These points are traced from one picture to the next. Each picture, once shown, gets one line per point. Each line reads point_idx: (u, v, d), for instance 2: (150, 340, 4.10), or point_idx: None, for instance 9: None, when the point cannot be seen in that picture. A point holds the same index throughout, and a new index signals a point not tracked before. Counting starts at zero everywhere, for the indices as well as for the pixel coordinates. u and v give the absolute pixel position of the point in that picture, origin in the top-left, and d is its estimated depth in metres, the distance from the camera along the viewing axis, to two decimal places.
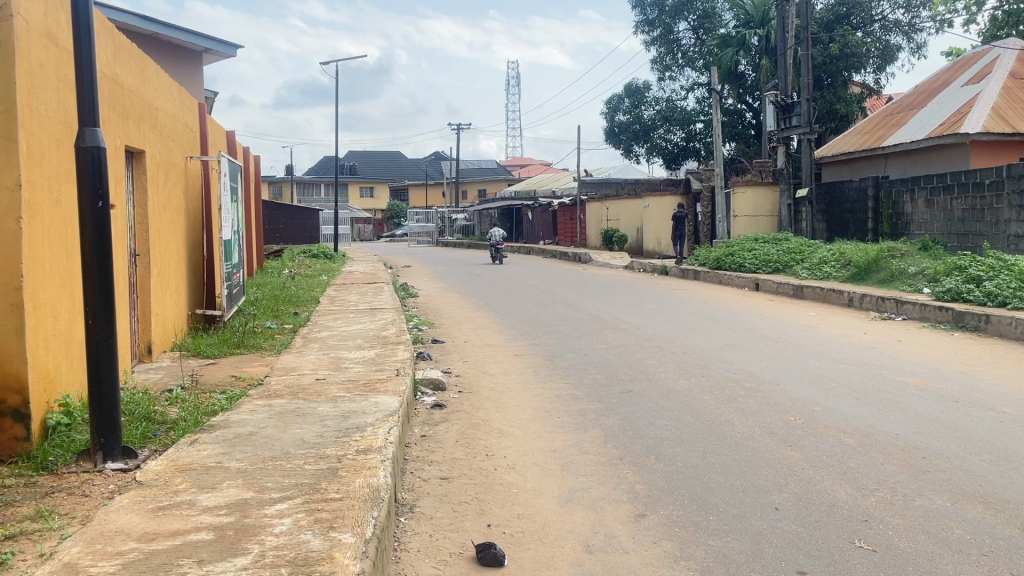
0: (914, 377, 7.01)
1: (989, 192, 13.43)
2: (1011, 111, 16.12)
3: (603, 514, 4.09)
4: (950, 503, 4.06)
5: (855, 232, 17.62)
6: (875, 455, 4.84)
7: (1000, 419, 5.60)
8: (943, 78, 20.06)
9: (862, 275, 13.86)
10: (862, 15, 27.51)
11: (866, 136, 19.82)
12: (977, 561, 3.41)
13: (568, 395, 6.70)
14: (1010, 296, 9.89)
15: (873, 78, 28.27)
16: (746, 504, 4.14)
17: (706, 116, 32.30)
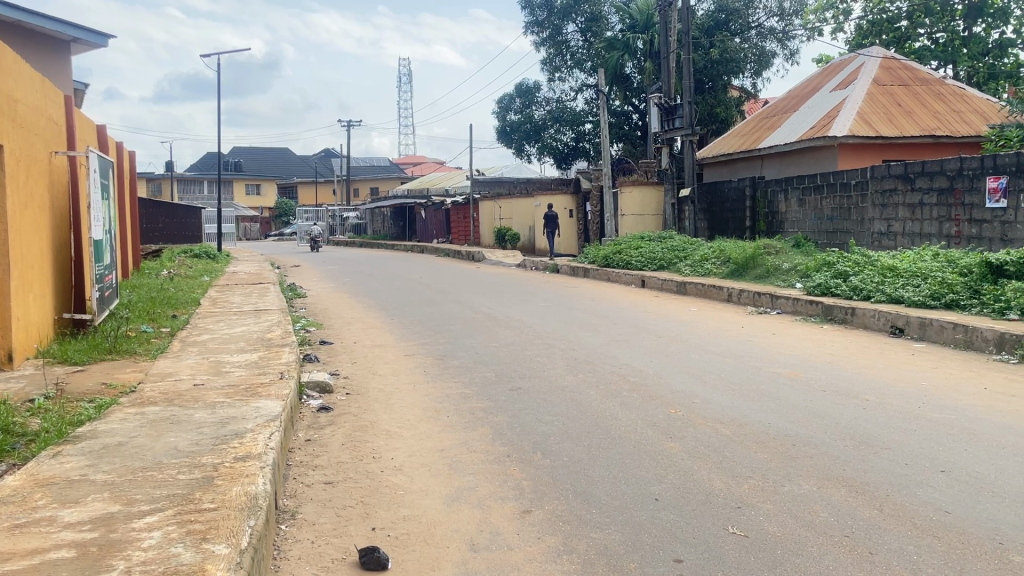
0: (785, 368, 7.36)
1: (854, 192, 14.25)
2: (875, 115, 17.13)
3: (489, 512, 4.12)
4: (817, 488, 4.28)
5: (734, 230, 18.37)
6: (748, 444, 5.06)
7: (863, 406, 5.94)
8: (814, 83, 21.15)
9: (740, 271, 14.46)
10: (740, 22, 28.67)
11: (744, 138, 20.70)
12: (839, 543, 3.60)
13: (457, 394, 6.70)
14: (873, 290, 10.53)
15: (751, 82, 29.54)
16: (627, 496, 4.25)
17: (595, 117, 32.93)
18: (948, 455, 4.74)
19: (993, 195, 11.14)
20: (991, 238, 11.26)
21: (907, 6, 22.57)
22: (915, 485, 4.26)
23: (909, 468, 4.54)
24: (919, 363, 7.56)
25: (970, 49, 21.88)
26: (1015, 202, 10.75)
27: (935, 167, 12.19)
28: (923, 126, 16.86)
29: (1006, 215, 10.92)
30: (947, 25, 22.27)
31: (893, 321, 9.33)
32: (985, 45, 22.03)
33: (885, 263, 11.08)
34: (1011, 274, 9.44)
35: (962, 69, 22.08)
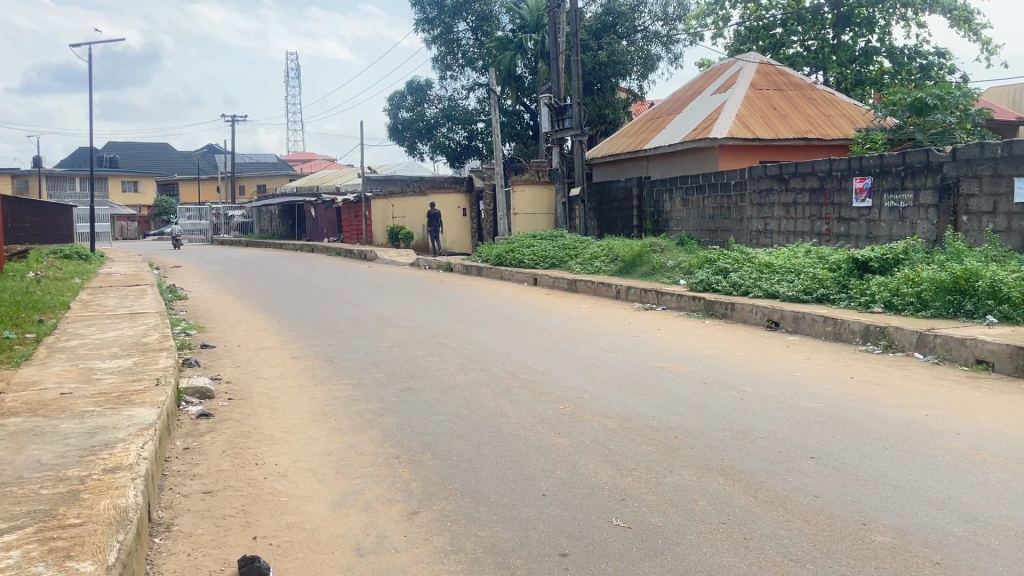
0: (670, 362, 7.59)
1: (734, 192, 14.86)
2: (752, 118, 17.92)
3: (376, 515, 4.06)
4: (696, 477, 4.44)
5: (623, 229, 18.82)
6: (633, 437, 5.19)
7: (741, 398, 6.19)
8: (696, 86, 21.92)
9: (628, 268, 14.83)
10: (626, 25, 29.28)
11: (631, 139, 21.23)
12: (716, 530, 3.73)
13: (345, 396, 6.58)
14: (751, 286, 11.02)
15: (638, 84, 30.31)
16: (515, 493, 4.28)
17: (487, 116, 33.04)
18: (817, 441, 5.00)
19: (859, 195, 11.83)
20: (857, 236, 11.96)
21: (781, 14, 23.66)
22: (787, 472, 4.47)
23: (782, 455, 4.76)
24: (793, 355, 7.94)
25: (839, 57, 23.13)
26: (878, 202, 11.44)
27: (807, 168, 12.85)
28: (797, 129, 17.73)
29: (871, 214, 11.62)
30: (818, 33, 23.48)
31: (770, 315, 9.77)
32: (852, 53, 23.33)
33: (762, 259, 11.57)
34: (875, 269, 10.03)
35: (831, 75, 23.32)
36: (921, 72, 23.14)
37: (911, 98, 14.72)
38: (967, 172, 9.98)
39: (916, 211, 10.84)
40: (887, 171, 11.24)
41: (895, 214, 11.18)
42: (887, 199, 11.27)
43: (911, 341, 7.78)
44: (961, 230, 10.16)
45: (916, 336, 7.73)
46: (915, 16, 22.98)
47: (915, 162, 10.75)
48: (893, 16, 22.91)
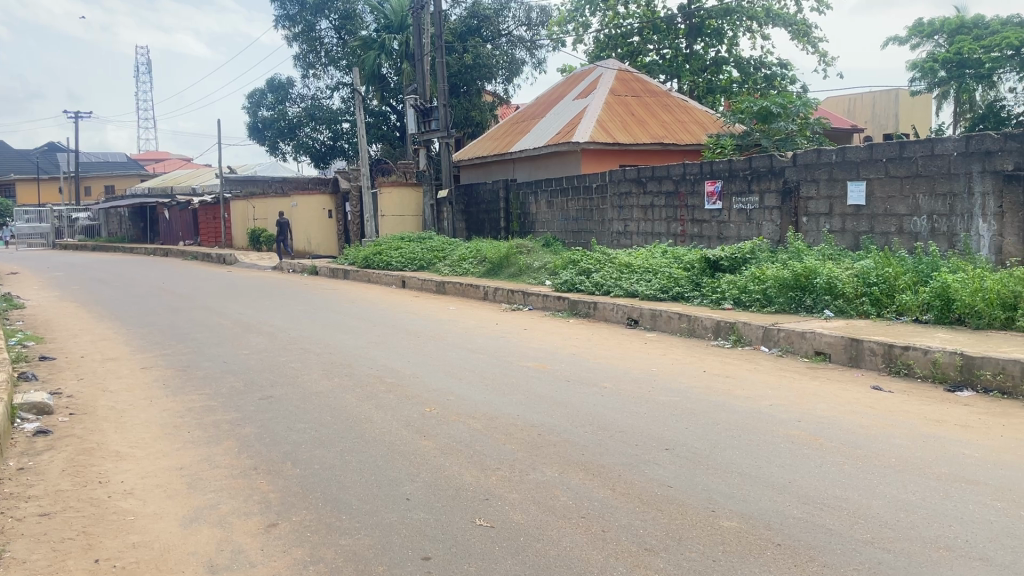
0: (535, 361, 7.73)
1: (595, 194, 15.30)
2: (612, 123, 18.49)
3: (231, 530, 3.90)
4: (558, 473, 4.53)
5: (490, 230, 18.99)
6: (497, 437, 5.24)
7: (602, 394, 6.39)
8: (559, 91, 22.40)
9: (495, 270, 14.97)
10: (490, 29, 29.52)
11: (496, 142, 21.44)
12: (576, 524, 3.83)
13: (201, 407, 6.29)
14: (612, 286, 11.38)
15: (503, 87, 30.64)
16: (377, 499, 4.23)
17: (352, 116, 32.50)
18: (672, 434, 5.22)
19: (711, 198, 12.42)
20: (709, 236, 12.57)
21: (638, 23, 24.53)
22: (644, 464, 4.64)
23: (639, 448, 4.94)
24: (651, 351, 8.25)
25: (692, 66, 24.25)
26: (728, 204, 12.05)
27: (663, 172, 13.39)
28: (654, 134, 18.43)
29: (722, 216, 12.22)
30: (672, 42, 24.52)
31: (630, 313, 10.12)
32: (704, 62, 24.49)
33: (622, 259, 11.95)
34: (725, 268, 10.57)
35: (685, 83, 24.41)
36: (766, 82, 24.60)
37: (757, 106, 15.61)
38: (807, 176, 10.68)
39: (761, 212, 11.51)
40: (735, 175, 11.86)
41: (743, 215, 11.81)
42: (736, 202, 11.90)
43: (758, 335, 8.24)
44: (802, 230, 10.87)
45: (762, 330, 8.19)
46: (760, 29, 24.37)
47: (760, 166, 11.41)
48: (740, 28, 24.22)
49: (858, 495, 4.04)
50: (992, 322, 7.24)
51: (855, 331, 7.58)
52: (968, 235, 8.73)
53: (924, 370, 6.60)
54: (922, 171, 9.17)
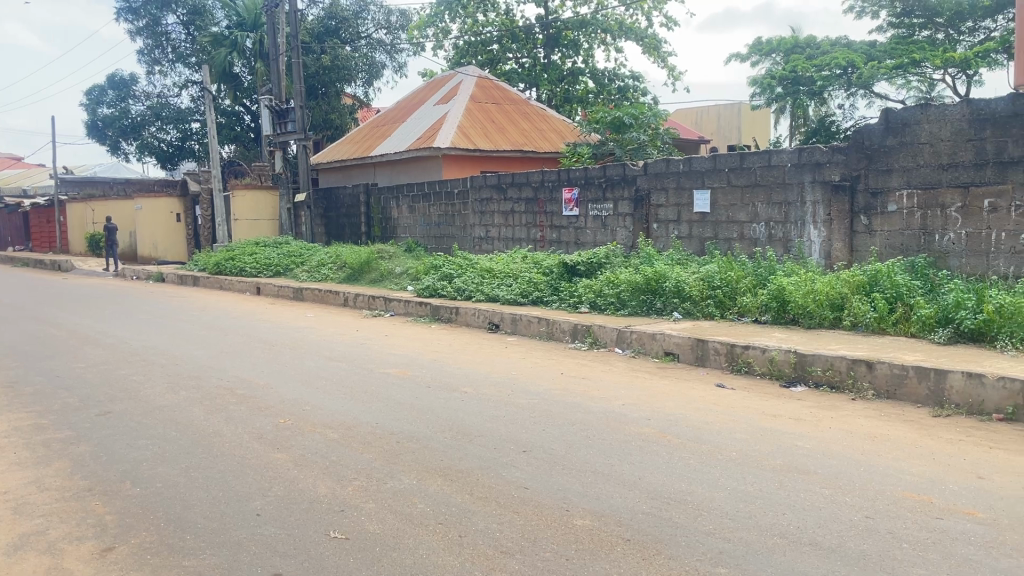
0: (394, 368, 7.64)
1: (457, 200, 15.35)
2: (473, 130, 18.63)
3: (61, 557, 3.64)
4: (416, 481, 4.50)
5: (350, 235, 18.67)
6: (354, 446, 5.15)
7: (462, 398, 6.41)
8: (420, 96, 22.35)
9: (355, 275, 14.73)
10: (349, 31, 28.99)
11: (356, 146, 21.11)
12: (433, 530, 3.82)
13: (28, 426, 5.82)
14: (474, 291, 11.45)
15: (363, 90, 30.18)
16: (225, 515, 4.05)
17: (202, 115, 31.10)
18: (530, 436, 5.30)
19: (568, 205, 12.73)
20: (567, 242, 12.88)
21: (497, 31, 24.81)
22: (502, 467, 4.69)
23: (497, 451, 4.99)
24: (511, 355, 8.35)
25: (549, 75, 24.79)
26: (584, 211, 12.39)
27: (522, 179, 13.61)
28: (514, 142, 18.70)
29: (579, 222, 12.55)
30: (530, 52, 24.99)
31: (491, 317, 10.21)
32: (561, 73, 25.08)
33: (483, 265, 12.05)
34: (582, 272, 10.85)
35: (543, 92, 24.84)
36: (620, 94, 25.42)
37: (612, 117, 16.11)
38: (657, 185, 11.15)
39: (616, 219, 11.91)
40: (591, 182, 12.22)
41: (599, 222, 12.19)
42: (591, 209, 12.26)
43: (613, 337, 8.52)
44: (653, 236, 11.33)
45: (616, 332, 8.48)
46: (613, 42, 25.22)
47: (614, 175, 11.81)
48: (595, 40, 24.99)
49: (702, 488, 4.25)
50: (822, 321, 7.80)
51: (701, 332, 7.98)
52: (801, 240, 9.36)
53: (762, 367, 7.03)
54: (759, 181, 9.78)
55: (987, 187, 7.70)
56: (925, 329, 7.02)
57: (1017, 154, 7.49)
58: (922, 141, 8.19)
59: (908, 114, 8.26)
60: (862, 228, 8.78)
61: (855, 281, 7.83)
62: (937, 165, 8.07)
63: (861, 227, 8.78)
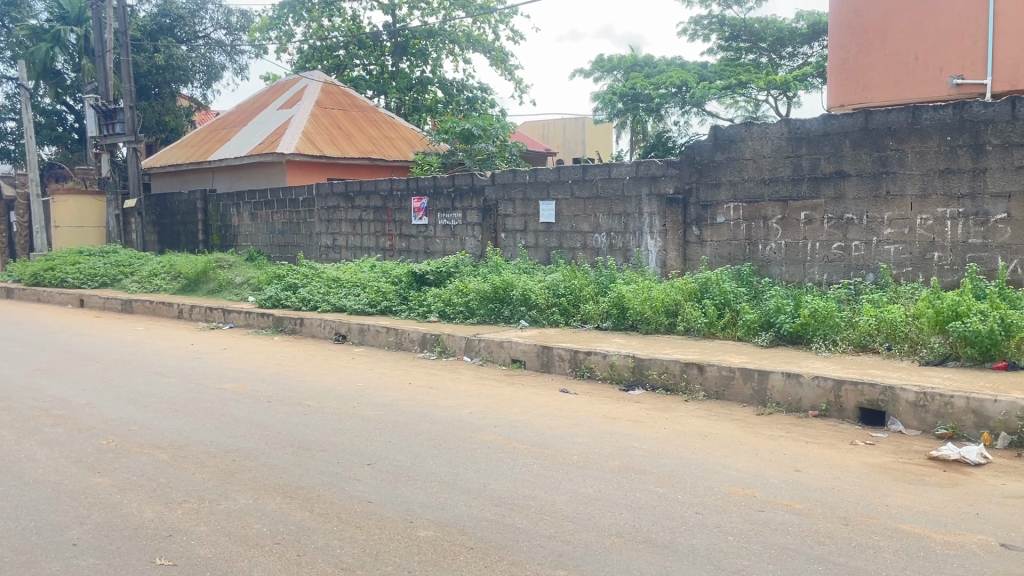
0: (232, 383, 7.29)
1: (302, 208, 14.94)
2: (318, 136, 18.20)
3: None
4: (252, 500, 4.31)
5: (186, 243, 17.74)
6: (186, 466, 4.88)
7: (304, 412, 6.20)
8: (262, 100, 21.60)
9: (191, 286, 14.00)
10: (185, 30, 27.60)
11: (193, 149, 20.10)
12: (269, 551, 3.67)
13: None
14: (320, 301, 11.18)
15: (201, 92, 28.81)
16: (37, 548, 3.72)
17: (18, 114, 28.60)
18: (375, 448, 5.20)
19: (417, 214, 12.67)
20: (416, 251, 12.81)
21: (343, 36, 24.39)
22: (344, 481, 4.58)
23: (340, 465, 4.86)
24: (357, 366, 8.19)
25: (397, 83, 24.69)
26: (433, 220, 12.39)
27: (370, 187, 13.43)
28: (361, 149, 18.40)
29: (428, 231, 12.52)
30: (378, 59, 24.76)
31: (337, 328, 9.98)
32: (409, 81, 25.00)
33: (330, 274, 11.77)
34: (431, 282, 10.81)
35: (391, 100, 24.70)
36: (469, 104, 25.71)
37: (460, 127, 16.14)
38: (505, 195, 11.32)
39: (464, 228, 11.97)
40: (440, 192, 12.23)
41: (448, 231, 12.22)
42: (440, 217, 12.27)
43: (461, 346, 8.54)
44: (501, 245, 11.49)
45: (465, 341, 8.50)
46: (461, 53, 25.40)
47: (462, 184, 11.89)
48: (443, 50, 25.09)
49: (544, 492, 4.33)
50: (659, 326, 8.19)
51: (546, 339, 8.15)
52: (640, 250, 9.77)
53: (603, 372, 7.26)
54: (601, 193, 10.13)
55: (803, 200, 8.33)
56: (750, 333, 7.51)
57: (828, 171, 8.14)
58: (747, 156, 8.74)
59: (735, 132, 8.80)
60: (694, 239, 9.28)
61: (688, 288, 8.25)
62: (760, 179, 8.66)
63: (693, 237, 9.27)
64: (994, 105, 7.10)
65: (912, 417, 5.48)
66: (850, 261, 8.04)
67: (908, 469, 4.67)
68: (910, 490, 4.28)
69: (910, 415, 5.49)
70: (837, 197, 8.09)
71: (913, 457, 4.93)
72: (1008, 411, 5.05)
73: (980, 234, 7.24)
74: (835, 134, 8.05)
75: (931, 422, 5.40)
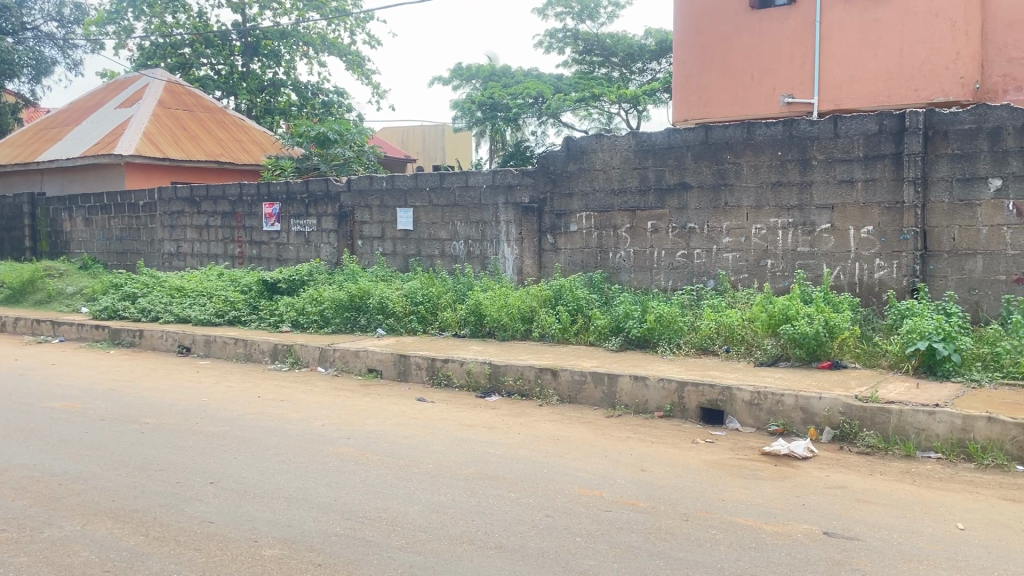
0: (61, 401, 6.77)
1: (142, 212, 14.11)
2: (161, 137, 17.29)
3: None
4: (80, 526, 4.01)
5: (10, 250, 16.36)
6: (5, 493, 4.48)
7: (141, 430, 5.84)
8: (99, 97, 20.28)
9: (16, 297, 12.91)
10: (11, 20, 25.53)
11: (19, 149, 18.59)
12: None
13: None
14: (162, 311, 10.60)
15: (29, 87, 26.70)
16: None
17: None
18: (219, 465, 4.97)
19: (268, 220, 12.26)
20: (268, 258, 12.39)
21: (188, 34, 23.29)
22: (185, 502, 4.35)
23: (180, 485, 4.61)
24: (202, 379, 7.81)
25: (248, 84, 23.82)
26: (286, 226, 12.03)
27: (217, 191, 12.87)
28: (209, 152, 17.63)
29: (280, 237, 12.15)
30: (226, 59, 23.80)
31: (180, 340, 9.49)
32: (260, 83, 24.19)
33: (173, 282, 11.19)
34: (283, 290, 10.48)
35: (242, 101, 23.81)
36: (324, 108, 25.17)
37: (315, 131, 15.79)
38: (361, 202, 11.15)
39: (319, 235, 11.70)
40: (293, 198, 11.90)
41: (301, 237, 11.90)
42: (293, 224, 11.94)
43: (314, 356, 8.32)
44: (357, 253, 11.29)
45: (318, 351, 8.29)
46: (315, 56, 24.84)
47: (316, 190, 11.61)
48: (296, 52, 24.45)
49: (396, 503, 4.28)
50: (515, 333, 8.30)
51: (402, 347, 8.08)
52: (497, 257, 9.87)
53: (460, 379, 7.27)
54: (458, 201, 10.16)
55: (650, 210, 8.69)
56: (601, 337, 7.75)
57: (672, 182, 8.52)
58: (598, 167, 9.02)
59: (586, 143, 9.06)
60: (549, 247, 9.48)
61: (542, 295, 8.41)
62: (610, 190, 8.96)
63: (548, 245, 9.47)
64: (818, 123, 7.64)
65: (748, 415, 5.81)
66: (693, 268, 8.45)
67: (743, 464, 4.95)
68: (744, 485, 4.52)
69: (745, 413, 5.82)
70: (681, 208, 8.49)
71: (748, 453, 5.22)
72: (831, 407, 5.44)
73: (807, 243, 7.78)
74: (678, 148, 8.44)
75: (764, 419, 5.75)
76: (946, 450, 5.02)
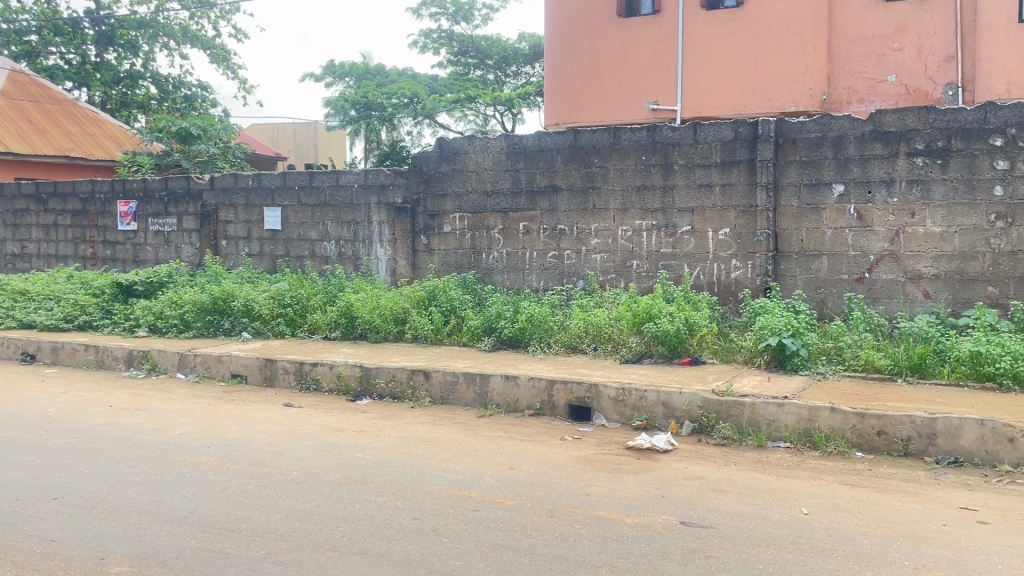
0: None
1: None
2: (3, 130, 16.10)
3: None
4: None
5: None
6: None
7: None
8: None
9: None
10: None
11: None
12: None
13: None
14: (3, 316, 9.85)
15: None
16: None
17: None
18: (64, 480, 4.66)
19: (124, 219, 11.61)
20: (123, 260, 11.73)
21: (34, 20, 21.74)
22: (23, 521, 4.05)
23: (19, 504, 4.29)
24: (49, 389, 7.30)
25: (102, 76, 22.43)
26: (144, 225, 11.45)
27: (67, 188, 12.08)
28: (58, 146, 16.53)
29: (137, 237, 11.54)
30: (78, 48, 22.31)
31: (24, 347, 8.85)
32: (116, 74, 22.94)
33: (16, 285, 10.42)
34: (140, 293, 9.96)
35: (95, 94, 22.38)
36: (187, 102, 24.04)
37: (176, 126, 15.07)
38: (225, 201, 10.73)
39: (180, 235, 11.18)
40: (150, 196, 11.33)
41: (160, 237, 11.35)
42: (152, 223, 11.38)
43: (173, 362, 7.94)
44: (222, 254, 10.87)
45: (178, 356, 7.92)
46: (177, 48, 23.67)
47: (177, 188, 11.10)
48: (155, 44, 23.25)
49: (257, 513, 4.14)
50: (388, 334, 8.21)
51: (269, 351, 7.84)
52: (369, 258, 9.74)
53: (329, 383, 7.12)
54: (328, 201, 9.96)
55: (521, 212, 8.80)
56: (474, 338, 7.79)
57: (543, 184, 8.66)
58: (470, 168, 9.06)
59: (458, 144, 9.07)
60: (422, 248, 9.44)
61: (415, 296, 8.35)
62: (483, 191, 9.01)
63: (422, 246, 9.43)
64: (679, 129, 7.94)
65: (613, 411, 5.98)
66: (563, 269, 8.62)
67: (608, 459, 5.09)
68: (609, 479, 4.65)
69: (611, 409, 5.98)
70: (551, 210, 8.65)
71: (613, 448, 5.37)
72: (690, 402, 5.68)
73: (670, 245, 8.09)
74: (548, 151, 8.59)
75: (628, 414, 5.93)
76: (793, 439, 5.34)
